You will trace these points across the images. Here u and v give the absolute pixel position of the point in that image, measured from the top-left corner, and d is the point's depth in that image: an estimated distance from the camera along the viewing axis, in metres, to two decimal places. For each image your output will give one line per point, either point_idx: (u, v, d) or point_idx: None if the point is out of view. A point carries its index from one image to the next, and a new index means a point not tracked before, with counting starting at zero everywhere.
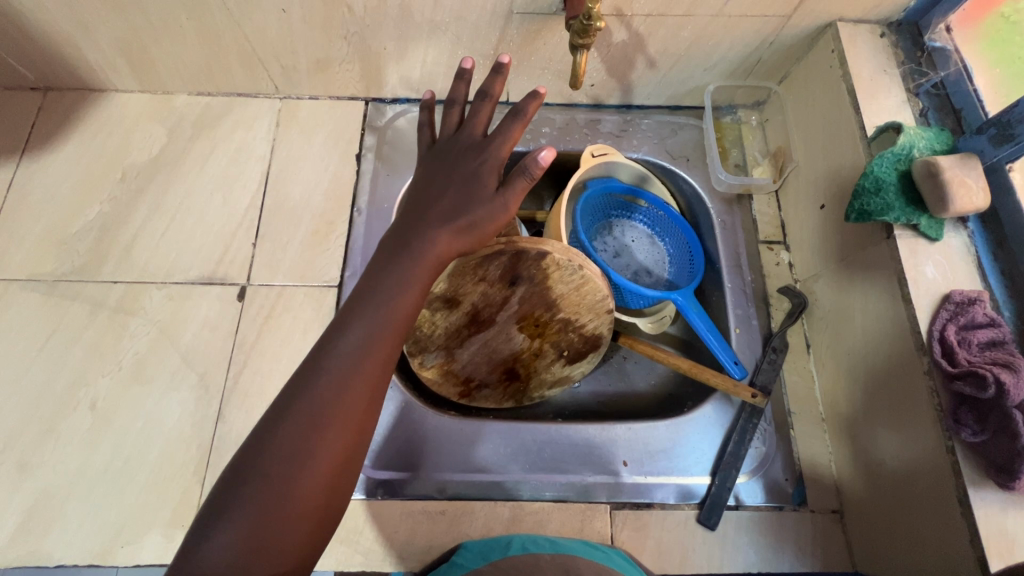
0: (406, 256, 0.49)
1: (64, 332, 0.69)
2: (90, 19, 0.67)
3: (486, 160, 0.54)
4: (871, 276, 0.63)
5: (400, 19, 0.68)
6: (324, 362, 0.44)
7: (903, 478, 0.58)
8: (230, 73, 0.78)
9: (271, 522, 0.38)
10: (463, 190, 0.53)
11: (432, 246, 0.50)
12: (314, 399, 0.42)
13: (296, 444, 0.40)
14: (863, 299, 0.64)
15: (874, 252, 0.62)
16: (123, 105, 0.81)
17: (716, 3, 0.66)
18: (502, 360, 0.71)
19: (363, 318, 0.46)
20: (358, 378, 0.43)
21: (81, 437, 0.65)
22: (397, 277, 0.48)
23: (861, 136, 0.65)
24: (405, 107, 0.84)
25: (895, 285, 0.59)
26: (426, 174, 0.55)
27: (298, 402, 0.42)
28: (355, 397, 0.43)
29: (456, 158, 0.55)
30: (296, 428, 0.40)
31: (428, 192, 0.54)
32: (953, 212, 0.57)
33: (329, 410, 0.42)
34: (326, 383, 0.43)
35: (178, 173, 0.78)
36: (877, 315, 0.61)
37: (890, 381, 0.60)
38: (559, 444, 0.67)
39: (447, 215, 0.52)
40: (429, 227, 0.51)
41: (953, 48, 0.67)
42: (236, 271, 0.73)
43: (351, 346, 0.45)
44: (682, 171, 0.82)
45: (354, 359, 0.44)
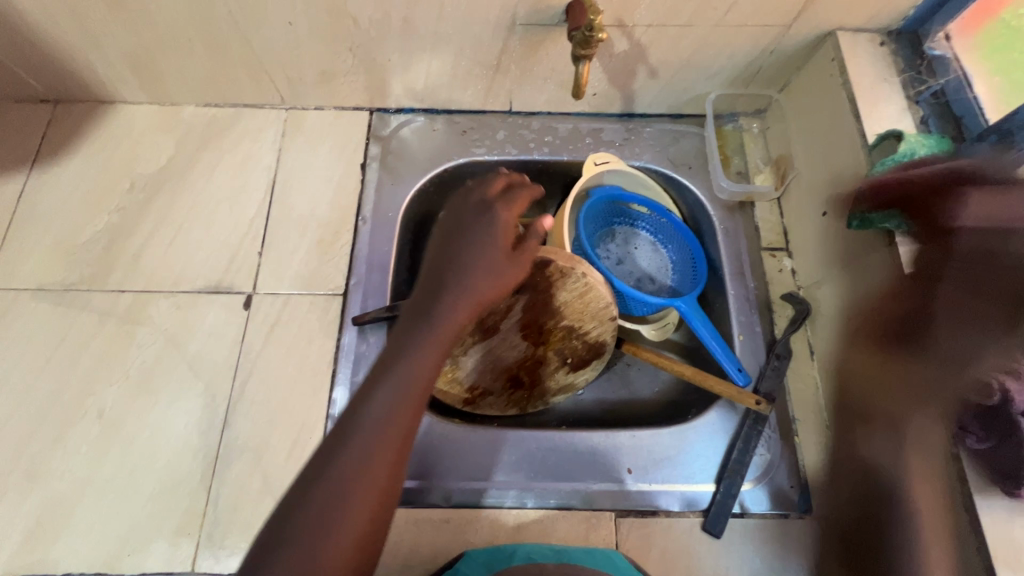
0: (429, 318, 0.48)
1: (73, 340, 0.70)
2: (101, 32, 0.69)
3: (503, 221, 0.55)
4: (875, 301, 0.63)
5: (404, 32, 0.70)
6: (348, 431, 0.42)
7: (898, 496, 0.59)
8: (237, 84, 0.79)
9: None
10: (478, 247, 0.52)
11: (455, 308, 0.49)
12: (339, 470, 0.41)
13: (318, 522, 0.39)
14: (863, 321, 0.64)
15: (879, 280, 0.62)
16: (131, 116, 0.82)
17: (716, 13, 0.67)
18: (506, 368, 0.72)
19: (386, 384, 0.44)
20: (383, 450, 0.42)
21: (89, 445, 0.65)
22: (421, 338, 0.47)
23: (862, 143, 0.66)
24: (409, 116, 0.85)
25: (905, 313, 0.59)
26: (439, 234, 0.55)
27: (322, 476, 0.41)
28: (380, 470, 0.41)
29: (470, 215, 0.55)
30: (320, 507, 0.39)
31: (444, 251, 0.53)
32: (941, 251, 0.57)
33: (354, 481, 0.40)
34: (349, 456, 0.41)
35: (185, 183, 0.79)
36: (882, 334, 0.62)
37: (894, 400, 0.60)
38: (563, 451, 0.68)
39: (464, 273, 0.51)
40: (448, 287, 0.50)
41: (953, 57, 0.68)
42: (241, 280, 0.74)
43: (374, 413, 0.43)
44: (684, 179, 0.82)
45: (379, 429, 0.42)
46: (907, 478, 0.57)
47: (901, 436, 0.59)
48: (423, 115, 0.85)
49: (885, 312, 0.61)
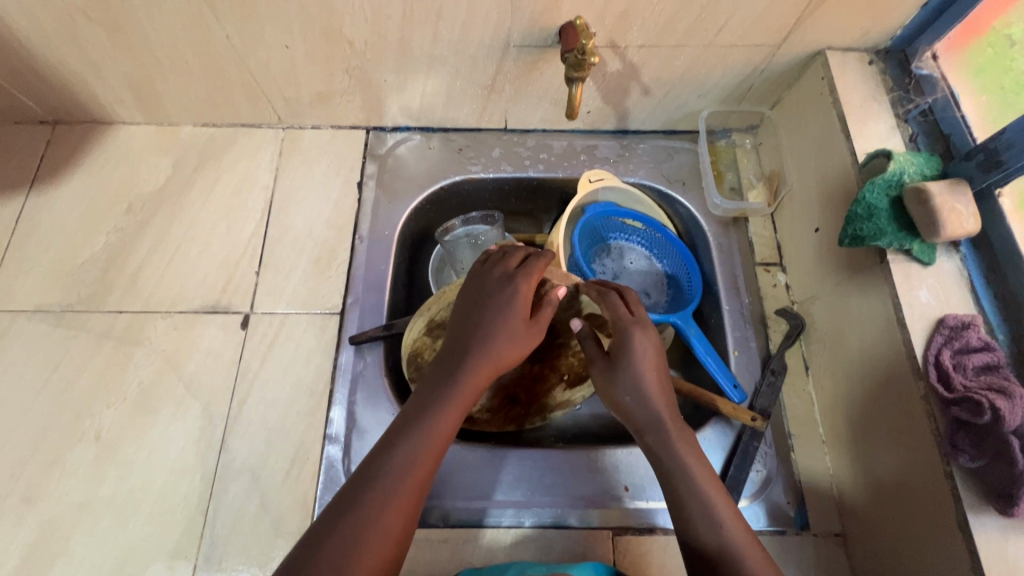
0: (447, 385, 0.53)
1: (71, 362, 0.70)
2: (101, 57, 0.70)
3: (524, 292, 0.57)
4: (613, 389, 0.58)
5: (400, 54, 0.70)
6: (370, 481, 0.48)
7: (718, 555, 0.50)
8: (235, 105, 0.80)
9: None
10: (498, 319, 0.56)
11: (470, 378, 0.53)
12: (355, 519, 0.46)
13: (332, 566, 0.44)
14: (612, 404, 0.59)
15: (599, 368, 0.60)
16: (130, 137, 0.83)
17: (707, 33, 0.68)
18: (503, 384, 0.74)
19: (405, 445, 0.50)
20: (397, 505, 0.47)
21: (86, 468, 0.65)
22: (436, 404, 0.52)
23: (853, 162, 0.67)
24: (406, 134, 0.85)
25: (648, 385, 0.57)
26: (466, 300, 0.59)
27: (339, 523, 0.46)
28: (393, 524, 0.47)
29: (494, 285, 0.58)
30: (337, 549, 0.45)
31: (467, 319, 0.57)
32: (640, 337, 0.58)
33: (369, 529, 0.46)
34: (366, 507, 0.46)
35: (183, 204, 0.80)
36: (632, 416, 0.57)
37: (672, 452, 0.55)
38: (559, 468, 0.68)
39: (483, 344, 0.55)
40: (469, 356, 0.54)
41: (940, 76, 0.69)
42: (239, 300, 0.75)
43: (391, 471, 0.48)
44: (678, 195, 0.83)
45: (395, 486, 0.48)
46: (721, 528, 0.51)
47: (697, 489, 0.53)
48: (419, 133, 0.86)
49: (626, 391, 0.57)
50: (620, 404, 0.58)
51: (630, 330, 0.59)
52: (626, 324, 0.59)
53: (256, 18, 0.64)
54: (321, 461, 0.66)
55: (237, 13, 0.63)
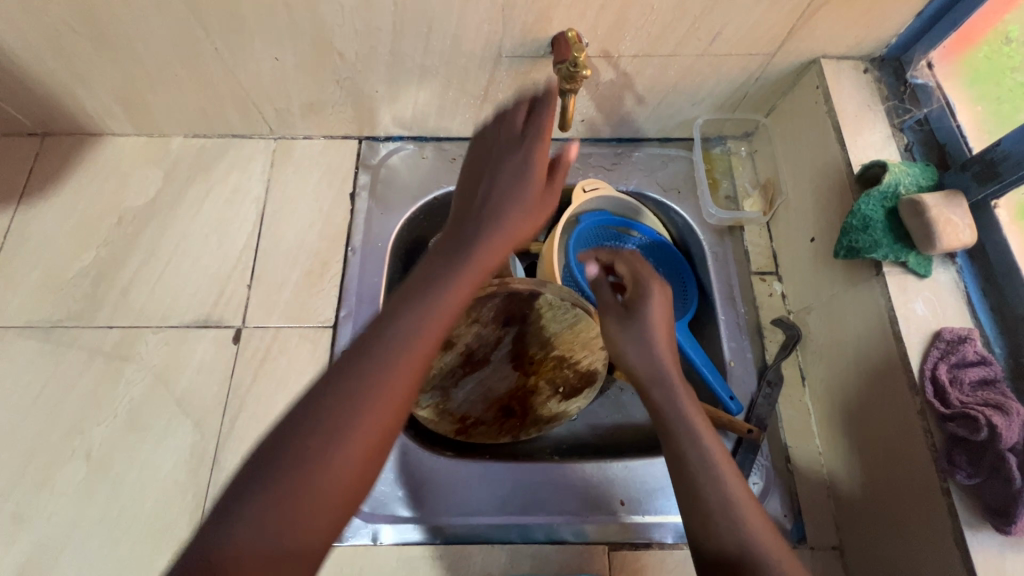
0: (464, 249, 0.49)
1: (61, 378, 0.69)
2: (89, 69, 0.69)
3: (541, 151, 0.56)
4: (621, 339, 0.60)
5: (391, 64, 0.70)
6: (377, 333, 0.41)
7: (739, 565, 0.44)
8: (225, 116, 0.79)
9: (295, 528, 0.35)
10: (510, 179, 0.54)
11: (488, 238, 0.50)
12: (361, 371, 0.39)
13: (332, 423, 0.37)
14: (620, 351, 0.60)
15: (613, 315, 0.62)
16: (119, 148, 0.82)
17: (701, 43, 0.67)
18: (498, 398, 0.73)
19: (421, 305, 0.43)
20: (409, 358, 0.40)
21: (77, 486, 0.64)
22: (453, 265, 0.47)
23: (848, 172, 0.66)
24: (399, 144, 0.85)
25: (656, 337, 0.59)
26: (479, 166, 0.57)
27: (338, 381, 0.39)
28: (401, 381, 0.40)
29: (501, 151, 0.57)
30: (334, 416, 0.38)
31: (483, 185, 0.55)
32: (656, 288, 0.62)
33: (376, 380, 0.39)
34: (371, 363, 0.40)
35: (174, 216, 0.79)
36: (636, 370, 0.58)
37: (673, 403, 0.55)
38: (555, 484, 0.67)
39: (498, 206, 0.52)
40: (485, 219, 0.51)
41: (936, 85, 0.68)
42: (231, 313, 0.74)
43: (404, 322, 0.42)
44: (673, 204, 0.83)
45: (406, 343, 0.41)
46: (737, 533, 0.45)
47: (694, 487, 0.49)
48: (412, 142, 0.85)
49: (632, 341, 0.59)
50: (626, 351, 0.59)
51: (649, 284, 0.62)
52: (645, 275, 0.63)
53: (245, 30, 0.63)
54: None
55: (225, 25, 0.63)
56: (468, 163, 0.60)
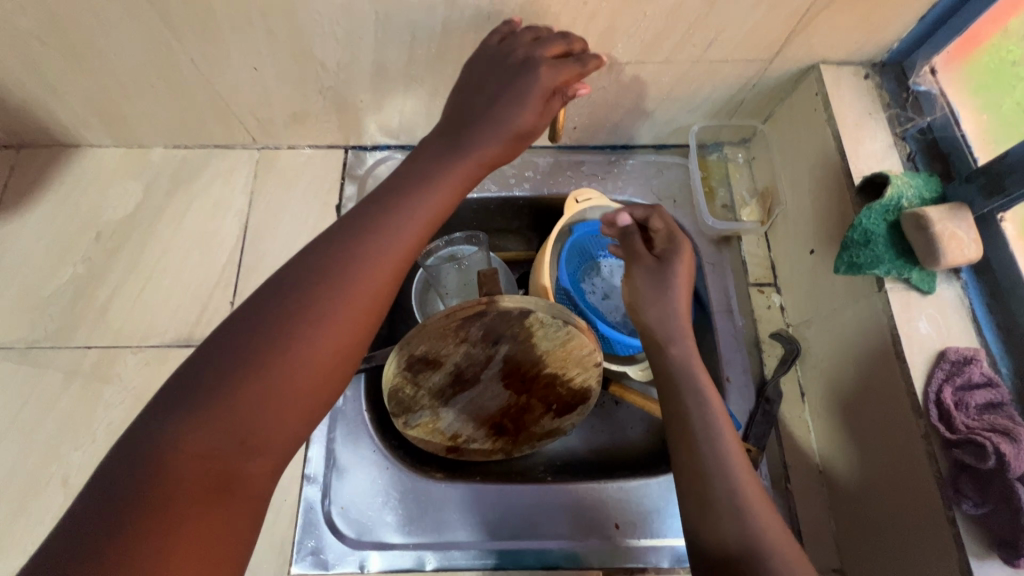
0: (447, 163, 0.51)
1: (38, 402, 0.67)
2: (61, 81, 0.66)
3: (542, 81, 0.53)
4: (651, 289, 0.64)
5: (376, 74, 0.67)
6: (355, 236, 0.45)
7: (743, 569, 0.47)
8: (206, 127, 0.76)
9: (245, 434, 0.38)
10: (509, 101, 0.53)
11: (460, 165, 0.51)
12: (337, 270, 0.43)
13: (299, 313, 0.41)
14: (645, 301, 0.64)
15: (647, 266, 0.65)
16: (98, 161, 0.80)
17: (696, 50, 0.65)
18: (489, 416, 0.70)
19: (378, 229, 0.45)
20: (382, 265, 0.44)
21: (54, 515, 0.62)
22: (431, 179, 0.50)
23: (848, 184, 0.64)
24: (386, 153, 0.83)
25: (679, 292, 0.63)
26: (478, 79, 0.56)
27: (309, 273, 0.43)
28: (370, 283, 0.43)
29: (509, 66, 0.55)
30: (287, 328, 0.40)
31: (478, 100, 0.55)
32: (688, 247, 0.65)
33: (348, 279, 0.43)
34: (343, 262, 0.43)
35: (154, 230, 0.77)
36: (652, 328, 0.63)
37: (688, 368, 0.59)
38: (548, 507, 0.65)
39: (495, 126, 0.53)
40: (475, 139, 0.53)
41: (939, 92, 0.66)
42: (213, 332, 0.72)
43: (382, 231, 0.45)
44: (668, 213, 0.80)
45: (380, 252, 0.44)
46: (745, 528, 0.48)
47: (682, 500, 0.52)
48: (400, 151, 0.83)
49: (653, 304, 0.63)
50: (652, 304, 0.63)
51: (680, 254, 0.65)
52: (678, 233, 0.66)
53: (222, 40, 0.61)
54: (299, 504, 0.64)
55: (200, 36, 0.60)
56: (468, 71, 0.58)
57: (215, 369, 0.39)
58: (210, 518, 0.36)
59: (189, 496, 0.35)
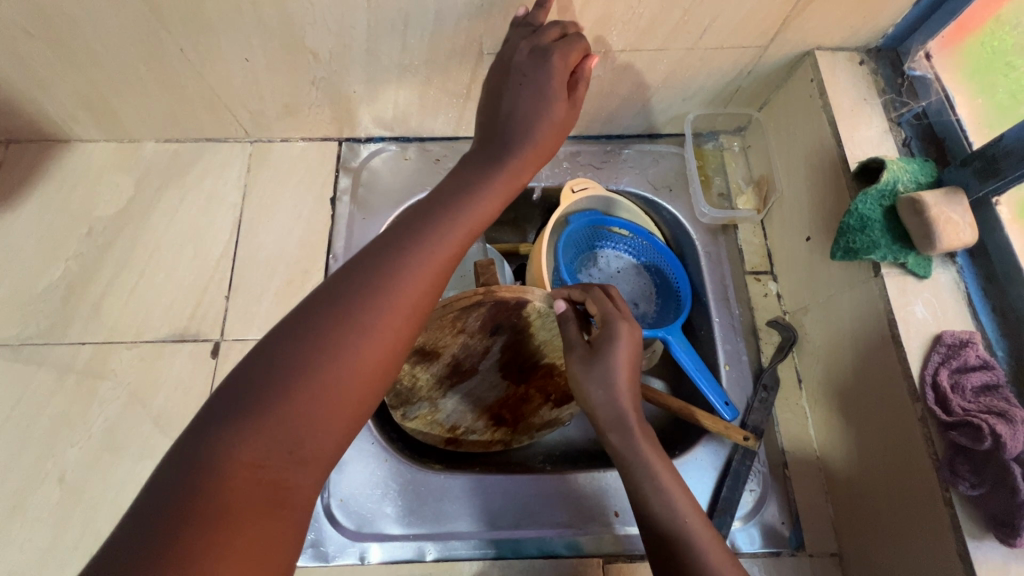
0: (489, 165, 0.51)
1: (31, 400, 0.66)
2: (47, 75, 0.65)
3: (555, 69, 0.53)
4: (584, 380, 0.57)
5: (368, 63, 0.66)
6: (405, 237, 0.45)
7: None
8: (197, 120, 0.76)
9: (293, 442, 0.38)
10: (532, 97, 0.53)
11: (495, 164, 0.52)
12: (389, 272, 0.43)
13: (343, 316, 0.41)
14: (586, 389, 0.57)
15: (578, 354, 0.57)
16: (88, 156, 0.79)
17: (691, 36, 0.64)
18: (488, 407, 0.70)
19: (423, 236, 0.46)
20: (430, 264, 0.45)
21: (51, 512, 0.62)
22: (476, 182, 0.50)
23: (844, 169, 0.64)
24: (380, 145, 0.82)
25: (619, 381, 0.56)
26: (495, 83, 0.56)
27: (359, 277, 0.43)
28: (422, 283, 0.44)
29: (525, 64, 0.54)
30: (337, 333, 0.40)
31: (503, 100, 0.54)
32: (625, 330, 0.56)
33: (400, 281, 0.43)
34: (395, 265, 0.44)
35: (147, 225, 0.76)
36: (598, 413, 0.57)
37: (637, 455, 0.54)
38: (547, 496, 0.65)
39: (524, 125, 0.53)
40: (511, 138, 0.53)
41: (934, 77, 0.66)
42: (208, 326, 0.71)
43: (431, 235, 0.46)
44: (664, 202, 0.80)
45: (427, 254, 0.45)
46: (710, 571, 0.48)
47: (666, 496, 0.52)
48: (394, 143, 0.82)
49: (598, 385, 0.56)
50: (595, 386, 0.56)
51: (620, 329, 0.56)
52: (613, 316, 0.57)
53: (211, 30, 0.60)
54: None
55: (189, 26, 0.59)
56: (488, 78, 0.58)
57: (268, 376, 0.39)
58: (257, 521, 0.35)
59: (235, 501, 0.35)
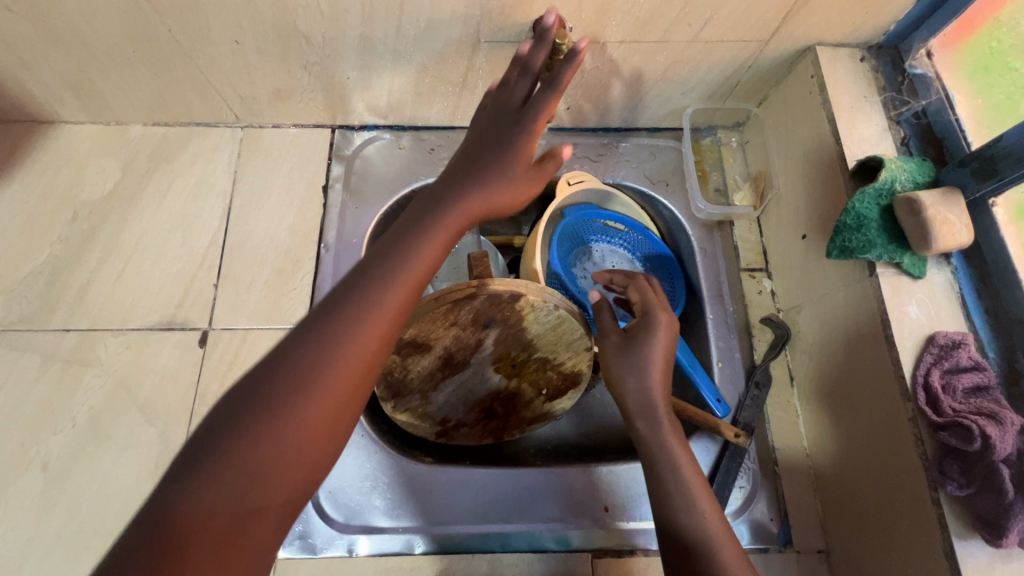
0: (435, 212, 0.48)
1: (13, 387, 0.65)
2: (29, 55, 0.63)
3: (528, 131, 0.54)
4: (619, 366, 0.59)
5: (362, 49, 0.65)
6: (345, 297, 0.41)
7: None
8: (185, 102, 0.74)
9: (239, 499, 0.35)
10: (500, 153, 0.53)
11: (452, 218, 0.48)
12: (331, 331, 0.40)
13: (287, 377, 0.38)
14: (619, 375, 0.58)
15: (615, 343, 0.60)
16: (74, 138, 0.77)
17: (692, 28, 0.63)
18: (479, 401, 0.69)
19: (362, 298, 0.41)
20: (372, 324, 0.41)
21: (33, 501, 0.61)
22: (421, 232, 0.46)
23: (842, 168, 0.63)
24: (374, 133, 0.81)
25: (651, 370, 0.57)
26: (476, 136, 0.57)
27: (300, 342, 0.39)
28: (362, 345, 0.40)
29: (499, 125, 0.55)
30: (277, 396, 0.37)
31: (475, 152, 0.54)
32: (663, 320, 0.60)
33: (344, 344, 0.40)
34: (332, 328, 0.40)
35: (134, 211, 0.74)
36: (628, 400, 0.57)
37: (661, 443, 0.54)
38: (535, 490, 0.65)
39: (486, 176, 0.52)
40: (471, 187, 0.51)
41: (935, 75, 0.66)
42: (196, 315, 0.70)
43: (369, 290, 0.42)
44: (661, 197, 0.80)
45: (367, 314, 0.41)
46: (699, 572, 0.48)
47: (657, 495, 0.53)
48: (388, 131, 0.81)
49: (632, 371, 0.58)
50: (630, 370, 0.58)
51: (657, 315, 0.60)
52: (653, 305, 0.61)
53: (201, 12, 0.58)
54: None
55: (177, 6, 0.58)
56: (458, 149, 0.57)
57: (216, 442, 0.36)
58: None
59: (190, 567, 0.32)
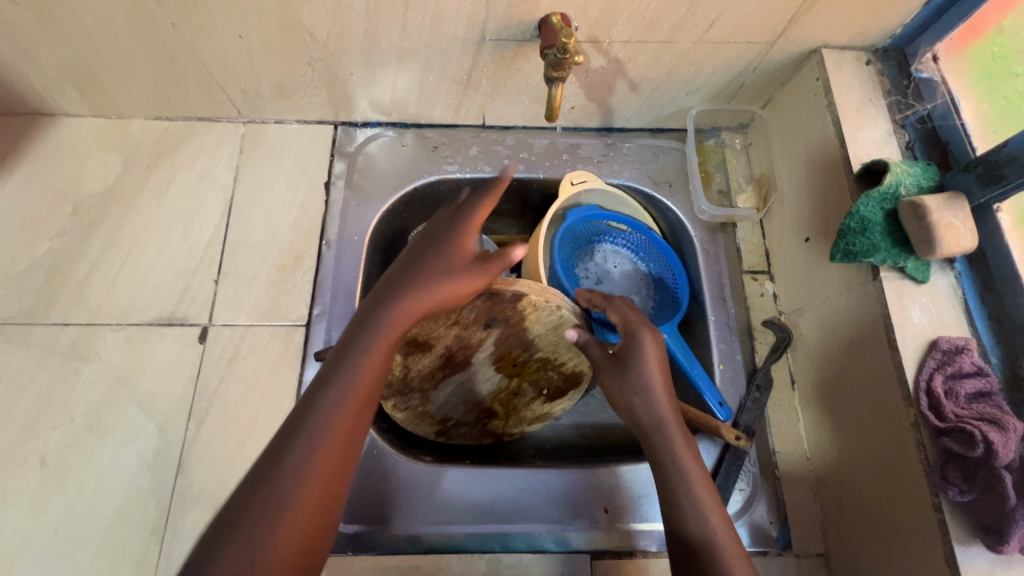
0: (375, 319, 0.50)
1: (11, 381, 0.65)
2: (31, 47, 0.63)
3: (461, 239, 0.55)
4: (620, 387, 0.57)
5: (366, 46, 0.65)
6: (305, 422, 0.45)
7: None
8: (188, 97, 0.73)
9: None
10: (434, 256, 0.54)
11: (392, 326, 0.50)
12: (298, 451, 0.43)
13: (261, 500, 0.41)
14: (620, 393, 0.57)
15: (608, 370, 0.58)
16: (75, 131, 0.76)
17: (698, 29, 0.63)
18: (480, 401, 0.69)
19: (322, 414, 0.45)
20: (333, 432, 0.45)
21: (30, 496, 0.61)
22: (365, 342, 0.49)
23: (847, 172, 0.63)
24: (377, 131, 0.81)
25: (653, 385, 0.56)
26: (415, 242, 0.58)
27: (267, 468, 0.43)
28: (327, 456, 0.44)
29: (437, 229, 0.57)
30: (253, 517, 0.41)
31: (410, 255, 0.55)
32: (648, 339, 0.58)
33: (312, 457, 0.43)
34: (297, 448, 0.44)
35: (135, 206, 0.74)
36: (638, 416, 0.56)
37: (673, 455, 0.54)
38: (535, 490, 0.65)
39: (421, 279, 0.53)
40: (408, 291, 0.52)
41: (941, 79, 0.65)
42: (197, 311, 0.70)
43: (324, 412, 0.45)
44: (664, 198, 0.79)
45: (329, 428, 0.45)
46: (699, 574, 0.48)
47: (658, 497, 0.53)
48: (391, 129, 0.81)
49: (634, 391, 0.56)
50: (632, 392, 0.56)
51: (642, 334, 0.58)
52: (636, 325, 0.59)
53: (204, 6, 0.58)
54: None
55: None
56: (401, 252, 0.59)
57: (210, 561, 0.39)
58: None
59: None
